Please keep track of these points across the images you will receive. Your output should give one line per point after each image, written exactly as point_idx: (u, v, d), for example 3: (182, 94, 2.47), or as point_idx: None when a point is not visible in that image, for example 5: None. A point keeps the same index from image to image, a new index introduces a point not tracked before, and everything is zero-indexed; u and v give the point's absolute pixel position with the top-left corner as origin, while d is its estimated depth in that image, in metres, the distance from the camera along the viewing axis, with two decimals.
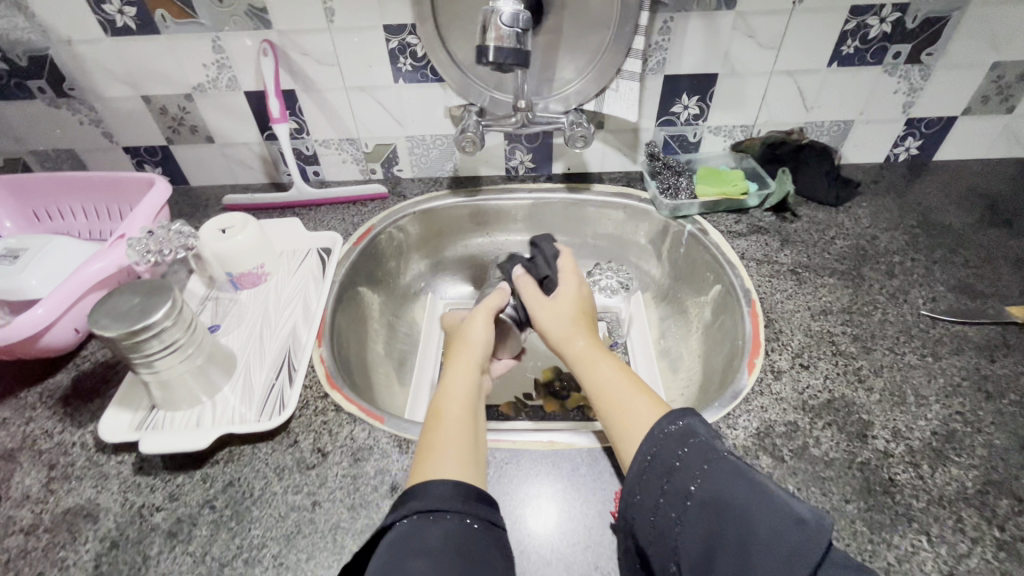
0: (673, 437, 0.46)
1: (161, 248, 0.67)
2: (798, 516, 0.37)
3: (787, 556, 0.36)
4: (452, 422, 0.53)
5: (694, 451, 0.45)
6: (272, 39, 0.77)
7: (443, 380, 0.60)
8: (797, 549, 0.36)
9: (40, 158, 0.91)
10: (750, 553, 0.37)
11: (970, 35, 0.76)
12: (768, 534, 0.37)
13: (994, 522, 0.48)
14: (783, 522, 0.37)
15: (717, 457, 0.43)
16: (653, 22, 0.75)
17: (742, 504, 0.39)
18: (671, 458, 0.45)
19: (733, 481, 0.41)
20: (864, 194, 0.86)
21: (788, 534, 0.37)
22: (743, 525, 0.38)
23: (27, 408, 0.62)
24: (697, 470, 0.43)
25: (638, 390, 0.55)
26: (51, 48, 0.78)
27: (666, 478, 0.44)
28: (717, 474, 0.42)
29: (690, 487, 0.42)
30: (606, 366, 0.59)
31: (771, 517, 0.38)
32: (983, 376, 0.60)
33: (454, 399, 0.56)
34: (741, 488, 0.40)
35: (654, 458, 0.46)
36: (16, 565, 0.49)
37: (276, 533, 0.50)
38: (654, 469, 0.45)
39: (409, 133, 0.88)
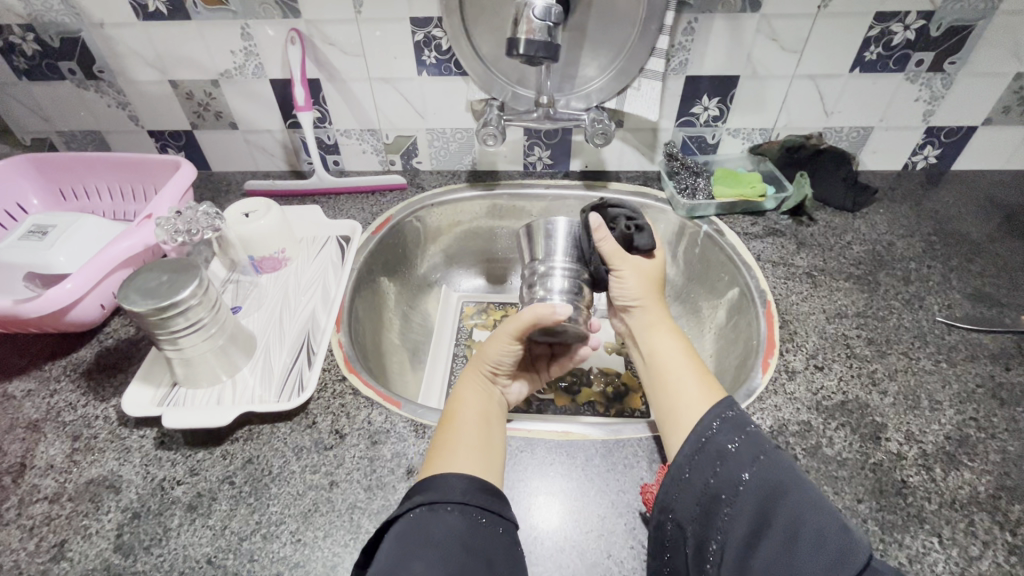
0: (730, 423, 0.46)
1: (190, 227, 0.68)
2: (845, 523, 0.39)
3: (836, 558, 0.37)
4: (467, 423, 0.54)
5: (747, 442, 0.45)
6: (300, 28, 0.78)
7: (460, 382, 0.60)
8: (845, 551, 0.37)
9: (67, 139, 0.92)
10: (800, 546, 0.38)
11: (994, 45, 0.77)
12: (820, 530, 0.38)
13: (1006, 527, 0.49)
14: (832, 524, 0.39)
15: (771, 449, 0.44)
16: (677, 22, 0.75)
17: (796, 499, 0.40)
18: (724, 444, 0.45)
19: (784, 474, 0.42)
20: (881, 201, 0.86)
21: (835, 535, 0.38)
22: (796, 519, 0.39)
23: (51, 380, 0.63)
24: (752, 459, 0.44)
25: (699, 370, 0.56)
26: (83, 31, 0.79)
27: (718, 462, 0.45)
28: (770, 466, 0.43)
29: (742, 474, 0.43)
30: (671, 343, 0.60)
31: (822, 518, 0.39)
32: (998, 384, 0.60)
33: (469, 401, 0.56)
34: (798, 481, 0.42)
35: (708, 441, 0.46)
36: (41, 531, 0.50)
37: (294, 511, 0.51)
38: (705, 452, 0.46)
39: (430, 125, 0.89)
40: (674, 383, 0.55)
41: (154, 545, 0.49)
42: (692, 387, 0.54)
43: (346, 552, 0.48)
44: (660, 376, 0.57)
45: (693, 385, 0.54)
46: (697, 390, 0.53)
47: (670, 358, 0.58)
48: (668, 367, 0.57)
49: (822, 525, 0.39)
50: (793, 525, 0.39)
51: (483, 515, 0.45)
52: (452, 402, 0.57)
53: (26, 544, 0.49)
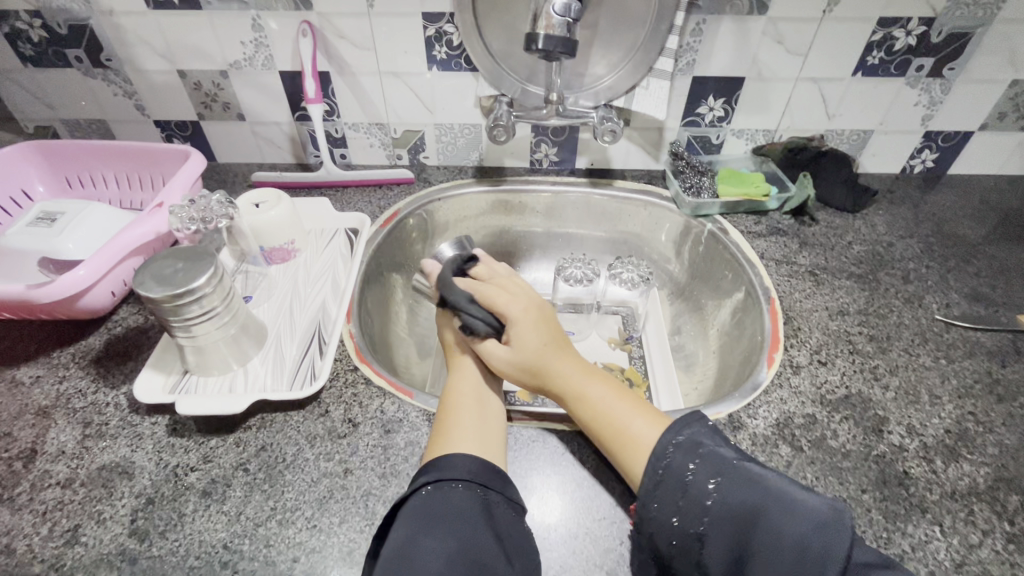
0: (681, 449, 0.47)
1: (204, 216, 0.68)
2: (818, 517, 0.42)
3: (818, 560, 0.40)
4: (466, 407, 0.55)
5: (703, 465, 0.46)
6: (312, 21, 0.78)
7: (452, 374, 0.61)
8: (828, 549, 0.40)
9: (71, 127, 0.92)
10: (785, 560, 0.40)
11: (992, 52, 0.79)
12: (799, 537, 0.41)
13: (1004, 516, 0.50)
14: (809, 526, 0.41)
15: (727, 466, 0.45)
16: (686, 23, 0.77)
17: (767, 509, 0.42)
18: (682, 473, 0.46)
19: (747, 488, 0.44)
20: (881, 203, 0.88)
21: (813, 536, 0.41)
22: (775, 536, 0.41)
23: (60, 367, 0.63)
24: (710, 484, 0.45)
25: (637, 412, 0.53)
26: (92, 19, 0.79)
27: (682, 493, 0.45)
28: (732, 484, 0.44)
29: (706, 501, 0.44)
30: (596, 387, 0.56)
31: (797, 523, 0.41)
32: (994, 380, 0.62)
33: (464, 389, 0.58)
34: (763, 492, 0.43)
35: (666, 471, 0.47)
36: (54, 516, 0.50)
37: (309, 497, 0.51)
38: (665, 483, 0.46)
39: (439, 120, 0.89)
40: (612, 437, 0.52)
41: (169, 530, 0.49)
42: (635, 435, 0.51)
43: (361, 538, 0.49)
44: (598, 430, 0.53)
45: (633, 432, 0.51)
46: (637, 437, 0.50)
47: (599, 405, 0.54)
48: (599, 416, 0.53)
49: (801, 531, 0.41)
50: (772, 549, 0.41)
51: (484, 490, 0.46)
52: (445, 395, 0.58)
53: (40, 529, 0.49)
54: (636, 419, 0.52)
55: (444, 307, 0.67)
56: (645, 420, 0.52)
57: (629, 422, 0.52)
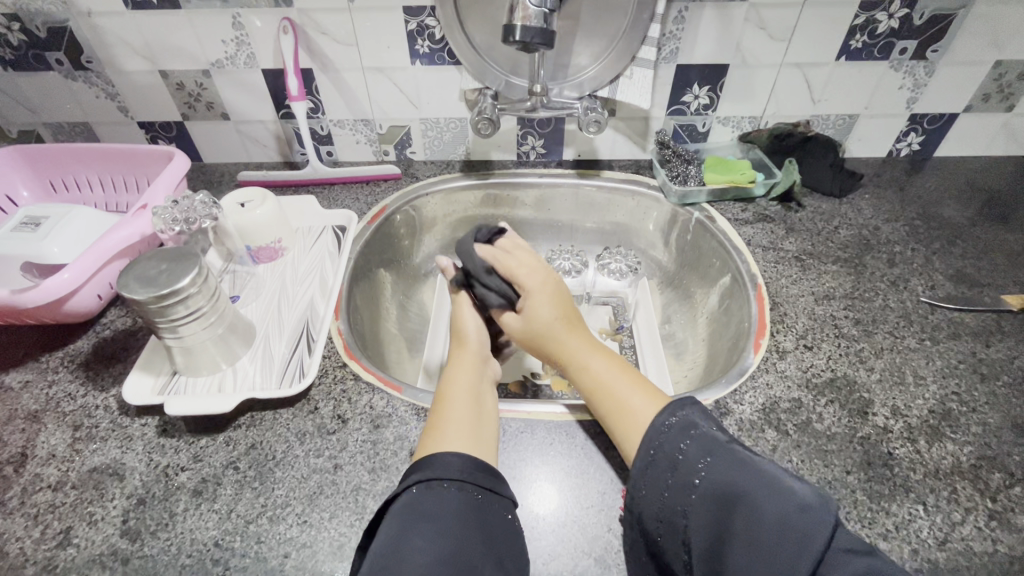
0: (675, 430, 0.48)
1: (187, 216, 0.68)
2: (803, 504, 0.39)
3: (799, 541, 0.38)
4: (460, 401, 0.55)
5: (695, 444, 0.46)
6: (292, 17, 0.78)
7: (450, 366, 0.62)
8: (807, 535, 0.38)
9: (54, 130, 0.91)
10: (763, 539, 0.38)
11: (975, 32, 0.78)
12: (779, 518, 0.39)
13: (987, 494, 0.51)
14: (789, 509, 0.39)
15: (718, 448, 0.45)
16: (668, 11, 0.77)
17: (745, 490, 0.41)
18: (674, 452, 0.47)
19: (735, 469, 0.43)
20: (867, 187, 0.88)
21: (797, 520, 0.38)
22: (755, 514, 0.40)
23: (49, 371, 0.63)
24: (699, 463, 0.45)
25: (635, 385, 0.56)
26: (70, 20, 0.78)
27: (671, 472, 0.46)
28: (719, 465, 0.44)
29: (695, 480, 0.44)
30: (599, 362, 0.59)
31: (778, 504, 0.39)
32: (979, 360, 0.63)
33: (460, 381, 0.58)
34: (752, 477, 0.42)
35: (657, 452, 0.47)
36: (46, 519, 0.50)
37: (300, 493, 0.52)
38: (657, 464, 0.47)
39: (424, 115, 0.89)
40: (608, 404, 0.55)
41: (161, 529, 0.50)
42: (630, 405, 0.54)
43: (352, 532, 0.49)
44: (596, 399, 0.57)
45: (631, 404, 0.54)
46: (633, 407, 0.53)
47: (601, 377, 0.58)
48: (601, 386, 0.57)
49: (781, 513, 0.39)
50: (752, 527, 0.39)
51: (476, 490, 0.46)
52: (442, 386, 0.58)
53: (32, 532, 0.49)
54: (633, 391, 0.55)
55: (464, 293, 0.69)
56: (642, 395, 0.54)
57: (629, 397, 0.54)
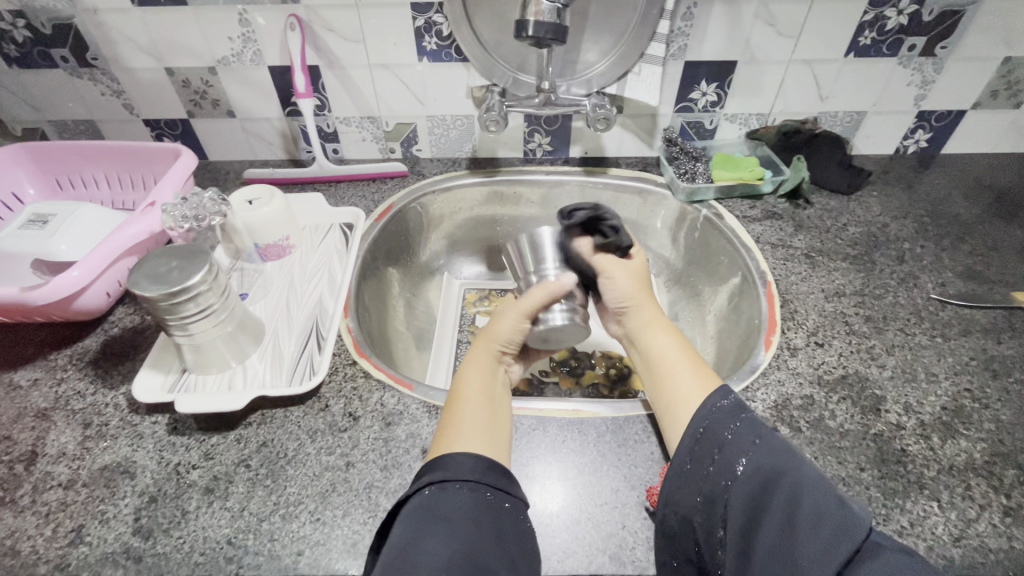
0: (725, 411, 0.47)
1: (197, 214, 0.67)
2: (842, 499, 0.38)
3: (833, 534, 0.36)
4: (473, 403, 0.55)
5: (745, 426, 0.45)
6: (299, 14, 0.77)
7: (466, 365, 0.61)
8: (843, 528, 0.36)
9: (58, 128, 0.91)
10: (798, 527, 0.37)
11: (984, 29, 0.78)
12: (813, 509, 0.38)
13: (1001, 490, 0.51)
14: (828, 500, 0.38)
15: (768, 432, 0.44)
16: (677, 7, 0.76)
17: (793, 474, 0.40)
18: (722, 432, 0.46)
19: (779, 454, 0.42)
20: (875, 184, 0.88)
21: (833, 512, 0.37)
22: (794, 500, 0.39)
23: (57, 369, 0.62)
24: (748, 443, 0.44)
25: (695, 363, 0.56)
26: (76, 17, 0.78)
27: (717, 450, 0.45)
28: (767, 448, 0.43)
29: (740, 460, 0.43)
30: (666, 340, 0.60)
31: (817, 494, 0.39)
32: (990, 357, 0.62)
33: (473, 383, 0.58)
34: (798, 465, 0.41)
35: (706, 428, 0.47)
36: (57, 517, 0.50)
37: (312, 491, 0.52)
38: (703, 442, 0.46)
39: (431, 112, 0.88)
40: (662, 381, 0.56)
41: (173, 527, 0.49)
42: (684, 382, 0.54)
43: (365, 530, 0.49)
44: (657, 372, 0.57)
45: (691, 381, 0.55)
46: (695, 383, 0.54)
47: (665, 353, 0.59)
48: (661, 360, 0.58)
49: (819, 503, 0.38)
50: (790, 512, 0.38)
51: (489, 490, 0.46)
52: (456, 384, 0.59)
53: (44, 530, 0.49)
54: (687, 366, 0.56)
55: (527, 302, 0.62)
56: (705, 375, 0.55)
57: (681, 370, 0.55)
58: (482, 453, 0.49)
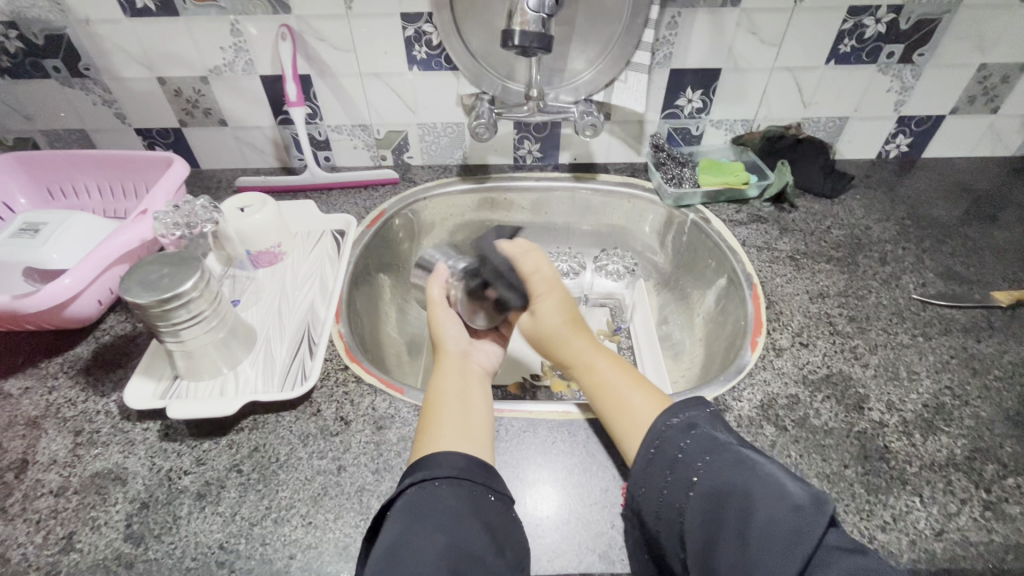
0: (676, 429, 0.48)
1: (188, 221, 0.69)
2: (794, 502, 0.39)
3: (787, 542, 0.37)
4: (449, 404, 0.55)
5: (695, 443, 0.47)
6: (291, 24, 0.78)
7: (435, 371, 0.61)
8: (797, 535, 0.37)
9: (50, 138, 0.91)
10: (751, 540, 0.38)
11: (958, 37, 0.81)
12: (766, 520, 0.39)
13: (981, 485, 0.52)
14: (778, 509, 0.39)
15: (717, 446, 0.45)
16: (661, 17, 0.78)
17: (742, 486, 0.41)
18: (674, 450, 0.47)
19: (732, 467, 0.43)
20: (858, 188, 0.90)
21: (786, 521, 0.38)
22: (745, 514, 0.40)
23: (48, 377, 0.62)
24: (698, 461, 0.45)
25: (637, 383, 0.57)
26: (68, 28, 0.78)
27: (669, 470, 0.46)
28: (718, 462, 0.44)
29: (693, 478, 0.45)
30: (605, 363, 0.60)
31: (768, 505, 0.39)
32: (970, 355, 0.64)
33: (445, 388, 0.57)
34: (747, 475, 0.42)
35: (657, 450, 0.48)
36: (48, 524, 0.50)
37: (304, 495, 0.52)
38: (657, 461, 0.47)
39: (422, 120, 0.90)
40: (607, 401, 0.56)
41: (165, 533, 0.49)
42: (632, 404, 0.54)
43: (356, 532, 0.50)
44: (598, 397, 0.57)
45: (631, 404, 0.54)
46: (635, 408, 0.54)
47: (607, 377, 0.58)
48: (602, 386, 0.57)
49: (771, 513, 0.39)
50: (744, 525, 0.39)
51: (473, 486, 0.47)
52: (429, 390, 0.58)
53: (34, 538, 0.49)
54: (635, 390, 0.56)
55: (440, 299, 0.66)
56: (643, 395, 0.55)
57: (629, 396, 0.55)
58: (461, 453, 0.50)
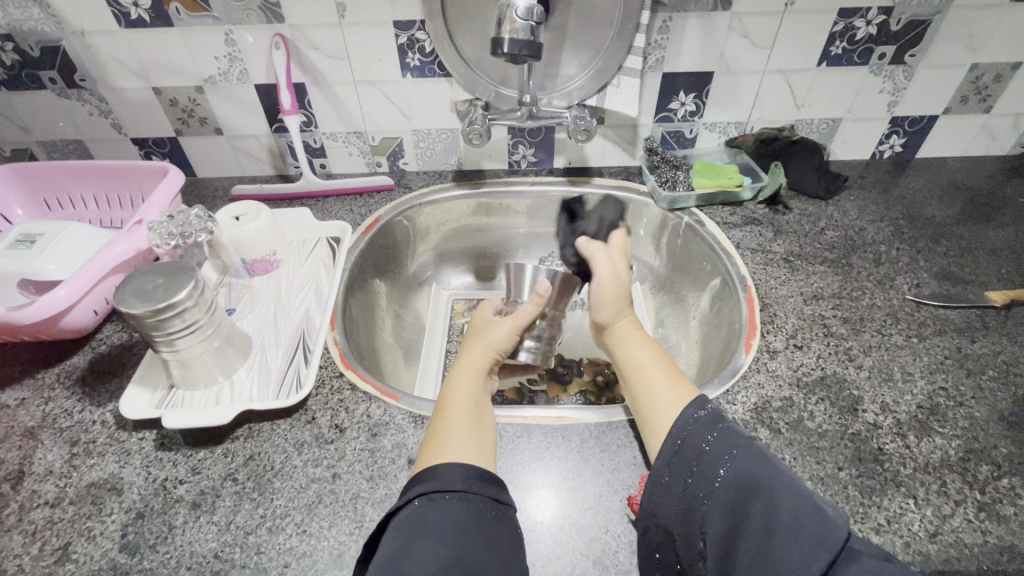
0: (702, 421, 0.48)
1: (183, 230, 0.68)
2: (819, 505, 0.39)
3: (814, 541, 0.37)
4: (457, 410, 0.56)
5: (721, 437, 0.46)
6: (284, 33, 0.79)
7: (455, 367, 0.64)
8: (823, 534, 0.37)
9: (47, 149, 0.92)
10: (779, 536, 0.38)
11: (950, 38, 0.81)
12: (794, 517, 0.39)
13: (976, 486, 0.52)
14: (807, 508, 0.39)
15: (745, 441, 0.45)
16: (653, 21, 0.78)
17: (769, 485, 0.41)
18: (699, 442, 0.46)
19: (760, 465, 0.43)
20: (852, 189, 0.90)
21: (813, 520, 0.38)
22: (773, 511, 0.39)
23: (45, 388, 0.63)
24: (725, 454, 0.45)
25: (671, 375, 0.57)
26: (64, 40, 0.79)
27: (695, 461, 0.45)
28: (746, 459, 0.44)
29: (719, 470, 0.44)
30: (642, 349, 0.62)
31: (797, 504, 0.39)
32: (964, 355, 0.64)
33: (459, 394, 0.58)
34: (775, 475, 0.42)
35: (683, 443, 0.47)
36: (44, 535, 0.50)
37: (298, 503, 0.52)
38: (682, 453, 0.46)
39: (416, 126, 0.90)
40: (639, 383, 0.58)
41: (160, 542, 0.50)
42: (661, 392, 0.55)
43: (351, 540, 0.50)
44: (632, 376, 0.59)
45: (657, 385, 0.56)
46: (660, 383, 0.56)
47: (642, 361, 0.60)
48: (640, 365, 0.60)
49: (799, 512, 0.39)
50: (771, 521, 0.39)
51: (479, 501, 0.47)
52: (442, 395, 0.59)
53: (30, 549, 0.49)
54: (666, 380, 0.57)
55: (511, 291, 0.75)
56: (671, 384, 0.56)
57: (660, 381, 0.56)
58: (467, 462, 0.50)
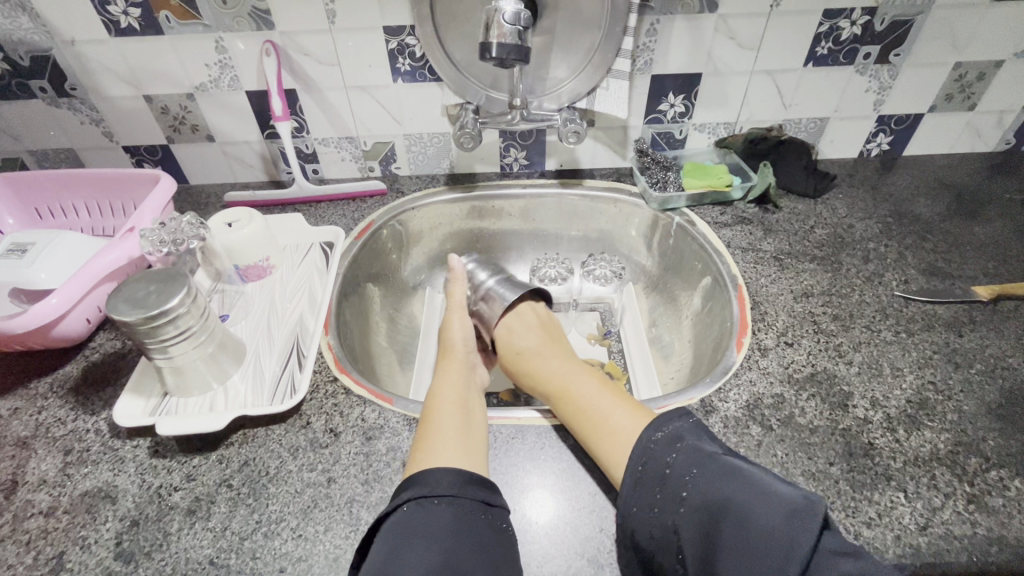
0: (661, 445, 0.50)
1: (174, 238, 0.70)
2: (789, 509, 0.40)
3: (785, 551, 0.39)
4: (448, 412, 0.56)
5: (682, 457, 0.48)
6: (274, 40, 0.79)
7: (438, 376, 0.63)
8: (794, 541, 0.39)
9: (38, 157, 0.91)
10: (749, 550, 0.40)
11: (933, 37, 0.82)
12: (763, 528, 0.40)
13: (965, 479, 0.53)
14: (774, 516, 0.40)
15: (704, 459, 0.47)
16: (641, 23, 0.79)
17: (734, 500, 0.42)
18: (661, 467, 0.48)
19: (722, 480, 0.44)
20: (840, 187, 0.91)
21: (783, 528, 0.40)
22: (742, 525, 0.41)
23: (38, 397, 0.63)
24: (687, 475, 0.46)
25: (619, 402, 0.57)
26: (54, 49, 0.79)
27: (660, 486, 0.47)
28: (706, 476, 0.45)
29: (683, 493, 0.46)
30: (583, 384, 0.60)
31: (763, 513, 0.41)
32: (953, 349, 0.65)
33: (445, 397, 0.58)
34: (739, 487, 0.43)
35: (646, 466, 0.49)
36: (38, 545, 0.50)
37: (294, 508, 0.52)
38: (646, 479, 0.48)
39: (408, 131, 0.90)
40: (590, 422, 0.55)
41: (155, 550, 0.50)
42: (615, 423, 0.54)
43: (347, 544, 0.50)
44: (580, 417, 0.57)
45: (612, 424, 0.54)
46: (618, 426, 0.54)
47: (585, 398, 0.58)
48: (583, 406, 0.57)
49: (769, 522, 0.40)
50: (740, 535, 0.40)
51: (469, 504, 0.47)
52: (428, 398, 0.59)
53: (24, 559, 0.49)
54: (620, 410, 0.56)
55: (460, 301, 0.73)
56: (627, 413, 0.55)
57: (612, 415, 0.55)
58: (456, 463, 0.50)
